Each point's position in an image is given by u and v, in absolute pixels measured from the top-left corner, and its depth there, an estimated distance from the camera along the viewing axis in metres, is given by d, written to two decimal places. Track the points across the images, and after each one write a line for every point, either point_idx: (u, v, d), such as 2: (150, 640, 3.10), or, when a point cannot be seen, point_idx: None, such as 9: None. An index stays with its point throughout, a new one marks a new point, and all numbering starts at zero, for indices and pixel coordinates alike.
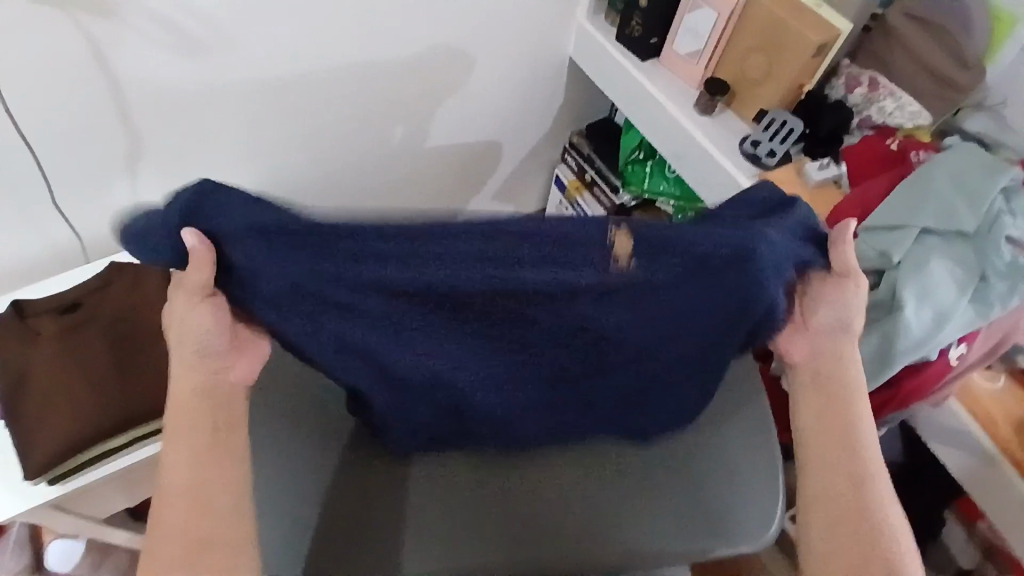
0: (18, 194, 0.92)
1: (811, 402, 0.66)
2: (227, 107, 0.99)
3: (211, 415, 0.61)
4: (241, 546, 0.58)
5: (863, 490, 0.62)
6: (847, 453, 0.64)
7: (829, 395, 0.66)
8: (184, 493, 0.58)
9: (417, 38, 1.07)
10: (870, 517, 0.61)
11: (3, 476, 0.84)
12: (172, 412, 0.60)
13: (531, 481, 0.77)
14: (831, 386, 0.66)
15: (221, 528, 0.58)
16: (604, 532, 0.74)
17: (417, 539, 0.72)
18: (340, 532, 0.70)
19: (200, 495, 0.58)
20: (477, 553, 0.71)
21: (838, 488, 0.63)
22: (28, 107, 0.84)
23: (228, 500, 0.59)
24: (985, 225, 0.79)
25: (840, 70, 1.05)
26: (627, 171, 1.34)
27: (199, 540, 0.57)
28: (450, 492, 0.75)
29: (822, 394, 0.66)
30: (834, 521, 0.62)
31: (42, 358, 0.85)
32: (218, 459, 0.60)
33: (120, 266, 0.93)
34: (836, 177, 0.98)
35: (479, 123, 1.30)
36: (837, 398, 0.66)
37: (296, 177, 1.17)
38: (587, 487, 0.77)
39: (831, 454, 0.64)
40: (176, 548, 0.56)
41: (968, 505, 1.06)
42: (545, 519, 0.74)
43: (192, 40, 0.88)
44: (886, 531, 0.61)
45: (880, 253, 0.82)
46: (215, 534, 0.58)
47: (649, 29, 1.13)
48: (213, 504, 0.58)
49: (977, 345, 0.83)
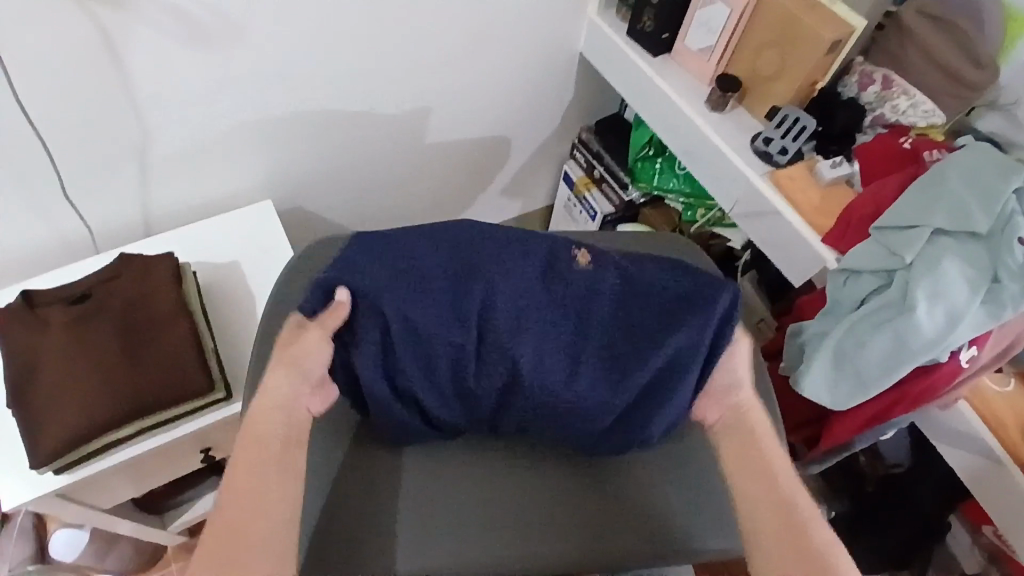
0: (29, 183, 0.92)
1: (732, 447, 0.74)
2: (237, 98, 0.99)
3: (276, 436, 0.69)
4: (279, 548, 0.63)
5: (792, 516, 0.67)
6: (768, 485, 0.70)
7: (748, 437, 0.74)
8: (239, 494, 0.64)
9: (426, 30, 1.06)
10: (802, 534, 0.65)
11: (12, 464, 0.84)
12: (245, 430, 0.69)
13: (517, 476, 0.80)
14: (743, 432, 0.75)
15: (270, 532, 0.63)
16: (638, 522, 0.77)
17: (416, 533, 0.75)
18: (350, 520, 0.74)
19: (257, 502, 0.64)
20: (482, 553, 0.75)
21: (768, 517, 0.68)
22: (38, 98, 0.84)
23: (278, 508, 0.65)
24: (999, 224, 0.77)
25: (853, 68, 1.05)
26: (637, 168, 1.33)
27: (242, 542, 0.61)
28: (438, 481, 0.79)
29: (747, 437, 0.74)
30: (770, 545, 0.66)
31: (52, 348, 0.85)
32: (278, 471, 0.67)
33: (130, 257, 0.93)
34: (849, 175, 0.99)
35: (488, 117, 1.29)
36: (758, 444, 0.73)
37: (305, 169, 1.17)
38: (586, 501, 0.78)
39: (751, 480, 0.71)
40: (226, 554, 0.60)
41: (976, 510, 1.04)
42: (542, 530, 0.76)
43: (203, 30, 0.88)
44: (823, 545, 0.64)
45: (893, 253, 0.82)
46: (264, 539, 0.62)
47: (660, 24, 1.12)
48: (265, 508, 0.64)
49: (987, 348, 0.82)
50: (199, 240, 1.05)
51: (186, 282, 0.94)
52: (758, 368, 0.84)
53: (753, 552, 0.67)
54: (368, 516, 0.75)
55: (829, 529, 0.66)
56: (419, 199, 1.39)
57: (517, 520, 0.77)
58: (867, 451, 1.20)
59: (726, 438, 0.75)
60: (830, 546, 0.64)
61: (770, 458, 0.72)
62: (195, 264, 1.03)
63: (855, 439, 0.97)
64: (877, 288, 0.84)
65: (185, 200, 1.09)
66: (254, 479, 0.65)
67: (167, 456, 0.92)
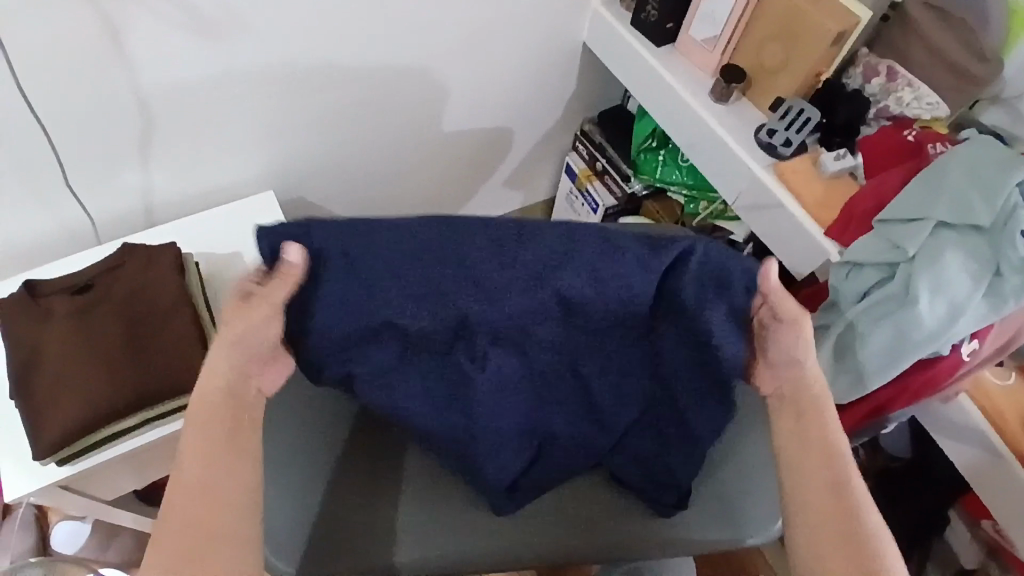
0: (31, 173, 0.92)
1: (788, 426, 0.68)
2: (242, 90, 0.99)
3: (225, 412, 0.64)
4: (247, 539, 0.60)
5: (843, 496, 0.63)
6: (825, 464, 0.65)
7: (803, 414, 0.68)
8: (196, 488, 0.60)
9: (429, 22, 1.06)
10: (852, 518, 0.62)
11: (16, 458, 0.85)
12: (193, 406, 0.64)
13: None
14: (805, 404, 0.68)
15: (231, 524, 0.60)
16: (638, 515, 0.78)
17: (407, 527, 0.75)
18: (340, 513, 0.74)
19: (214, 495, 0.60)
20: (470, 546, 0.75)
21: (821, 498, 0.64)
22: (40, 87, 0.83)
23: (235, 496, 0.61)
24: (1001, 219, 0.76)
25: (858, 59, 1.04)
26: (639, 160, 1.33)
27: (205, 534, 0.58)
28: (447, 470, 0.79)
29: (793, 413, 0.68)
30: (818, 524, 0.63)
31: (57, 338, 0.85)
32: (232, 457, 0.62)
33: (132, 247, 0.93)
34: (852, 168, 0.99)
35: (491, 109, 1.29)
36: (815, 418, 0.67)
37: (307, 161, 1.17)
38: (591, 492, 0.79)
39: (808, 462, 0.65)
40: (185, 544, 0.58)
41: (977, 502, 1.04)
42: (550, 519, 0.77)
43: (204, 20, 0.87)
44: (872, 534, 0.61)
45: (895, 246, 0.82)
46: (225, 528, 0.59)
47: (664, 15, 1.12)
48: (221, 502, 0.60)
49: (989, 341, 0.82)
50: (203, 232, 1.05)
51: (189, 272, 0.94)
52: None
53: (794, 532, 0.64)
54: (368, 506, 0.76)
55: (879, 515, 0.63)
56: (421, 190, 1.38)
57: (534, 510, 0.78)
58: (866, 444, 1.21)
59: (781, 407, 0.69)
60: (878, 532, 0.62)
61: (831, 437, 0.66)
62: (197, 255, 1.03)
63: (859, 431, 0.97)
64: (879, 281, 0.83)
65: (187, 191, 1.09)
66: (210, 465, 0.61)
67: (168, 449, 0.92)
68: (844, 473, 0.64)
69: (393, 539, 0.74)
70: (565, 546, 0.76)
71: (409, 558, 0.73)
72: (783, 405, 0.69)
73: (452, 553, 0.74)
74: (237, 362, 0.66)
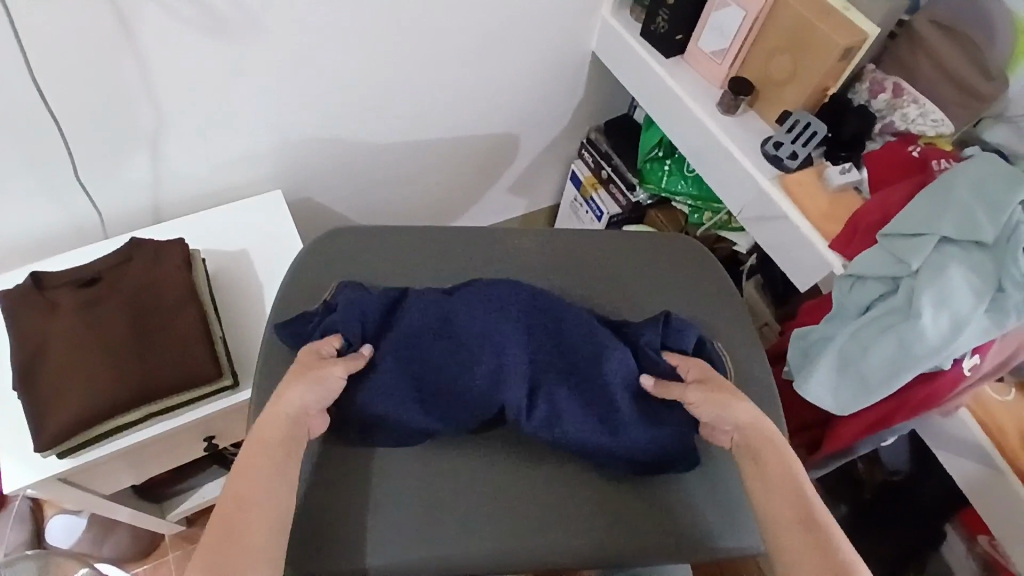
0: (41, 164, 0.92)
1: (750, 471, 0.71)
2: (254, 87, 0.99)
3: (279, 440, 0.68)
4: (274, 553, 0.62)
5: (816, 533, 0.64)
6: (793, 502, 0.67)
7: (760, 456, 0.71)
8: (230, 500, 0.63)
9: (441, 27, 1.07)
10: (827, 549, 0.63)
11: (15, 449, 0.85)
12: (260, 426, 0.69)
13: (509, 471, 0.78)
14: (760, 446, 0.72)
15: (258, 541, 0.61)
16: (642, 520, 0.76)
17: (388, 529, 0.73)
18: (334, 513, 0.73)
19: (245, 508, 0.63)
20: (455, 543, 0.73)
21: (795, 536, 0.64)
22: (58, 84, 0.84)
23: (264, 508, 0.64)
24: (1005, 234, 0.76)
25: (864, 75, 1.05)
26: (645, 169, 1.35)
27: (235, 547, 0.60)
28: (427, 459, 0.78)
29: (744, 439, 0.73)
30: (795, 560, 0.63)
31: (63, 330, 0.86)
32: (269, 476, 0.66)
33: (141, 243, 0.93)
34: (857, 183, 0.99)
35: (500, 115, 1.30)
36: (773, 458, 0.70)
37: (314, 162, 1.17)
38: (585, 502, 0.77)
39: (776, 501, 0.67)
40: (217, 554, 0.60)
41: (972, 517, 1.05)
42: (538, 526, 0.75)
43: (220, 17, 0.88)
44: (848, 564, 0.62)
45: (899, 260, 0.83)
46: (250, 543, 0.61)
47: (674, 26, 1.12)
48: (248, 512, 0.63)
49: (990, 356, 0.82)
50: (211, 229, 1.05)
51: (196, 268, 0.95)
52: (762, 375, 0.85)
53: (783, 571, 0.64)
54: (365, 502, 0.75)
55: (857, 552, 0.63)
56: (427, 193, 1.39)
57: (534, 497, 0.77)
58: (866, 458, 1.21)
59: (739, 456, 0.73)
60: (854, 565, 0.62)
61: (791, 476, 0.69)
62: (204, 251, 1.03)
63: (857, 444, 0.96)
64: (882, 294, 0.84)
65: (197, 189, 1.10)
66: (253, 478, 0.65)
67: (167, 444, 0.92)
68: (810, 509, 0.66)
69: (376, 542, 0.72)
70: (560, 548, 0.74)
71: (377, 564, 0.72)
72: (743, 454, 0.73)
73: (438, 555, 0.72)
74: (306, 400, 0.71)
